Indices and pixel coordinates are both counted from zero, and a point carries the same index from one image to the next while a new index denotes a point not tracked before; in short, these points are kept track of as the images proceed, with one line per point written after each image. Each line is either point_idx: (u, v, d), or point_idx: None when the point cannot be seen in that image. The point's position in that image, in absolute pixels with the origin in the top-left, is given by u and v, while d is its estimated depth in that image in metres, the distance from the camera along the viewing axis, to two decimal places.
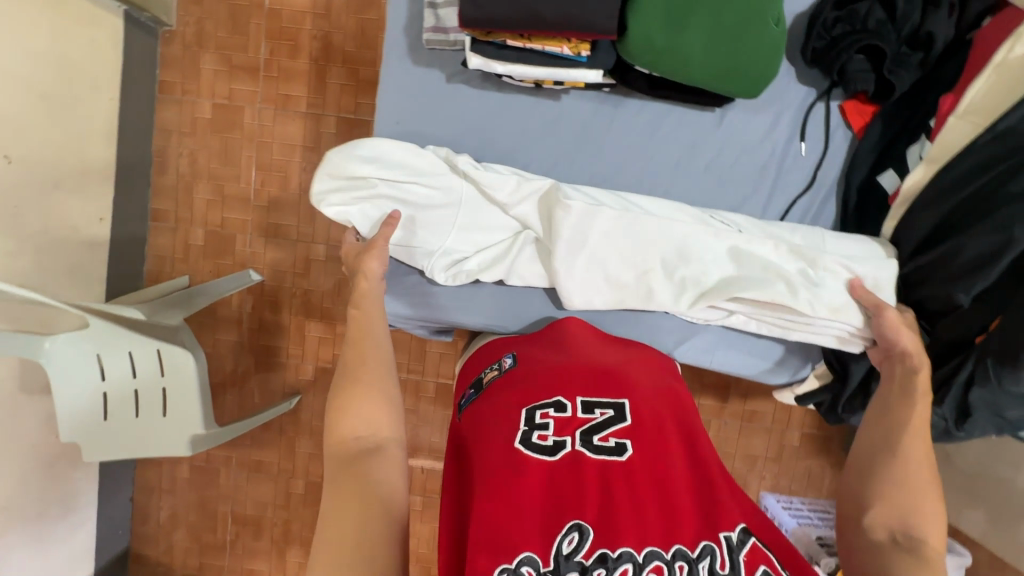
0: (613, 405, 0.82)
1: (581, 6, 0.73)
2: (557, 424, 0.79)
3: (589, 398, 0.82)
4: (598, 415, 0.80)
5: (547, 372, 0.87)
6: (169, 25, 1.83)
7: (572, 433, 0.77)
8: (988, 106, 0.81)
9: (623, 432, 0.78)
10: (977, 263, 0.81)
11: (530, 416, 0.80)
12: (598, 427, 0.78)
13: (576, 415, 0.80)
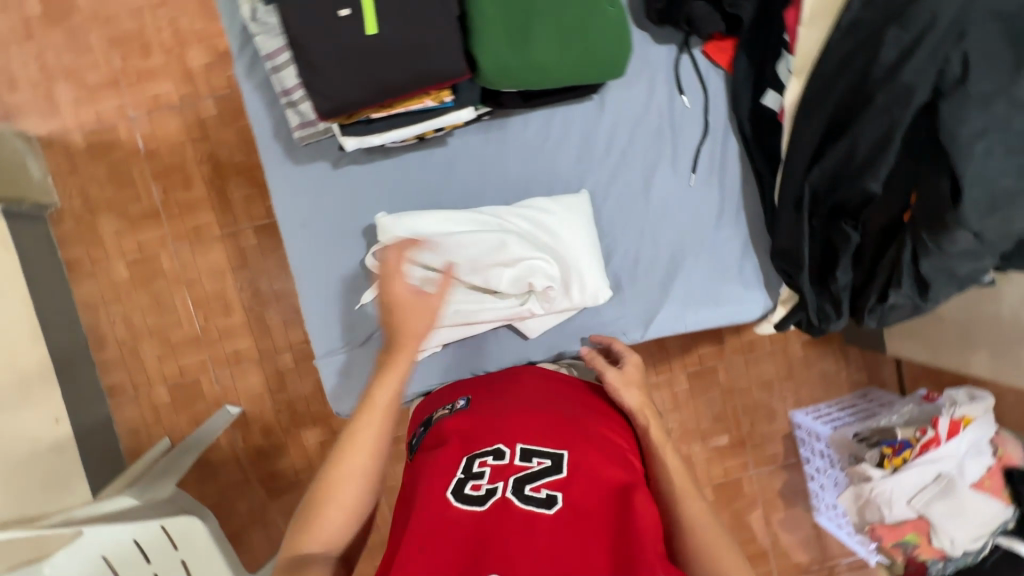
0: (552, 454, 0.76)
1: (426, 60, 0.72)
2: (493, 472, 0.75)
3: (529, 445, 0.78)
4: (536, 463, 0.75)
5: (494, 420, 0.84)
6: (52, 204, 1.77)
7: (506, 480, 0.73)
8: (828, 7, 0.84)
9: (557, 482, 0.72)
10: (876, 148, 0.78)
11: (469, 464, 0.77)
12: (531, 476, 0.73)
13: (512, 462, 0.76)
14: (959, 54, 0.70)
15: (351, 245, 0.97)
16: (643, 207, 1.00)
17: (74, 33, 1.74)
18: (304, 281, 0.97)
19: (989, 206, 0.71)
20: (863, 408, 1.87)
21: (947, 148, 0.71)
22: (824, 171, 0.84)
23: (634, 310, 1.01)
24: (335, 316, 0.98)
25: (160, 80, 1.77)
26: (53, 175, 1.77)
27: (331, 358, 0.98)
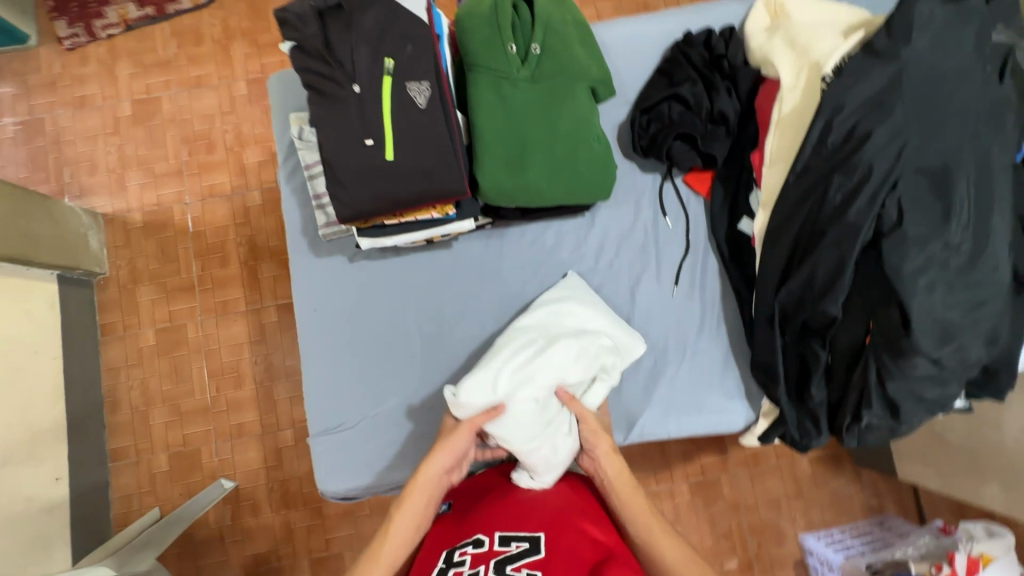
0: (529, 536, 0.80)
1: (427, 177, 0.83)
2: (473, 558, 0.78)
3: (507, 532, 0.81)
4: (513, 547, 0.78)
5: (474, 512, 0.88)
6: (102, 273, 1.95)
7: (486, 566, 0.76)
8: (788, 150, 0.91)
9: (535, 564, 0.75)
10: (831, 278, 0.82)
11: (450, 555, 0.81)
12: (510, 559, 0.77)
13: (491, 549, 0.79)
14: (897, 200, 0.75)
15: (355, 332, 1.06)
16: (627, 314, 1.08)
17: (153, 131, 2.03)
18: (310, 362, 1.05)
19: (940, 335, 0.76)
20: (879, 538, 1.76)
21: (895, 283, 0.75)
22: (790, 294, 0.87)
23: (618, 411, 1.05)
24: (333, 397, 1.04)
25: (217, 172, 2.01)
26: (108, 248, 1.97)
27: (324, 438, 1.03)
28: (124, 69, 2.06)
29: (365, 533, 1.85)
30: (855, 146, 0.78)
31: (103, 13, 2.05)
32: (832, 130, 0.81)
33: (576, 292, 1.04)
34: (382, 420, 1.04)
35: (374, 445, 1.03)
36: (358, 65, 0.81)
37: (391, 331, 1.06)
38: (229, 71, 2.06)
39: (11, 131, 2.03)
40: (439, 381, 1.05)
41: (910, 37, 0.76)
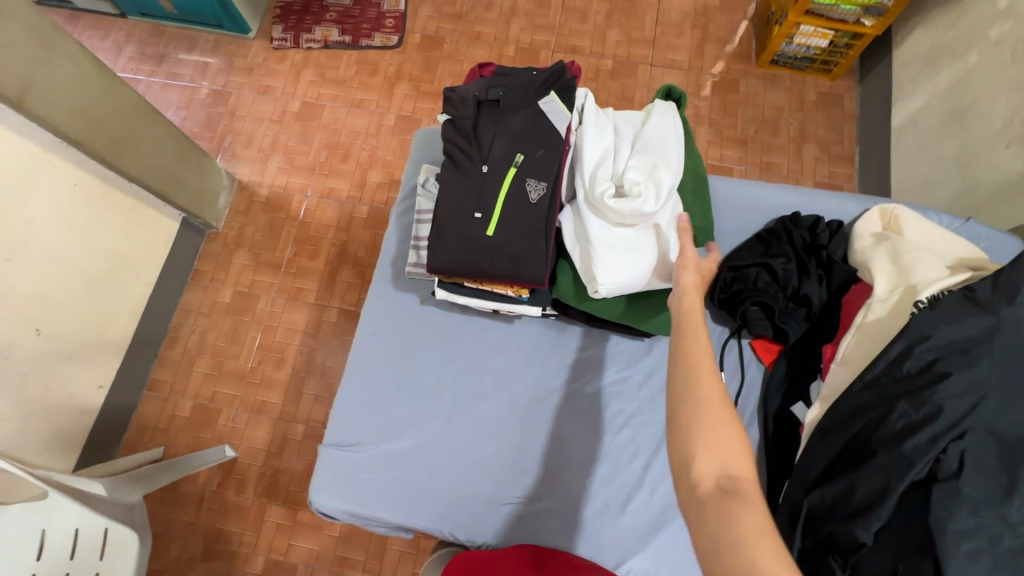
0: None
1: (516, 264, 0.90)
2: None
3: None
4: None
5: None
6: (216, 227, 2.20)
7: None
8: (861, 359, 0.90)
9: None
10: (868, 501, 0.78)
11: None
12: None
13: None
14: (961, 452, 0.72)
15: (400, 366, 1.13)
16: (654, 450, 1.06)
17: (307, 130, 2.34)
18: (350, 377, 1.13)
19: None
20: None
21: (934, 535, 0.70)
22: (822, 499, 0.84)
23: (608, 545, 1.01)
24: (356, 416, 1.10)
25: (341, 180, 2.26)
26: (230, 209, 2.24)
27: (332, 451, 1.08)
28: (308, 76, 2.42)
29: (325, 555, 1.82)
30: (928, 382, 0.77)
31: (312, 30, 2.46)
32: (908, 358, 0.81)
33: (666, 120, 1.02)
34: (389, 456, 1.08)
35: (372, 477, 1.07)
36: (494, 151, 0.93)
37: (429, 377, 1.12)
38: (386, 104, 2.36)
39: (204, 95, 2.42)
40: (453, 440, 1.08)
41: (1015, 298, 0.77)
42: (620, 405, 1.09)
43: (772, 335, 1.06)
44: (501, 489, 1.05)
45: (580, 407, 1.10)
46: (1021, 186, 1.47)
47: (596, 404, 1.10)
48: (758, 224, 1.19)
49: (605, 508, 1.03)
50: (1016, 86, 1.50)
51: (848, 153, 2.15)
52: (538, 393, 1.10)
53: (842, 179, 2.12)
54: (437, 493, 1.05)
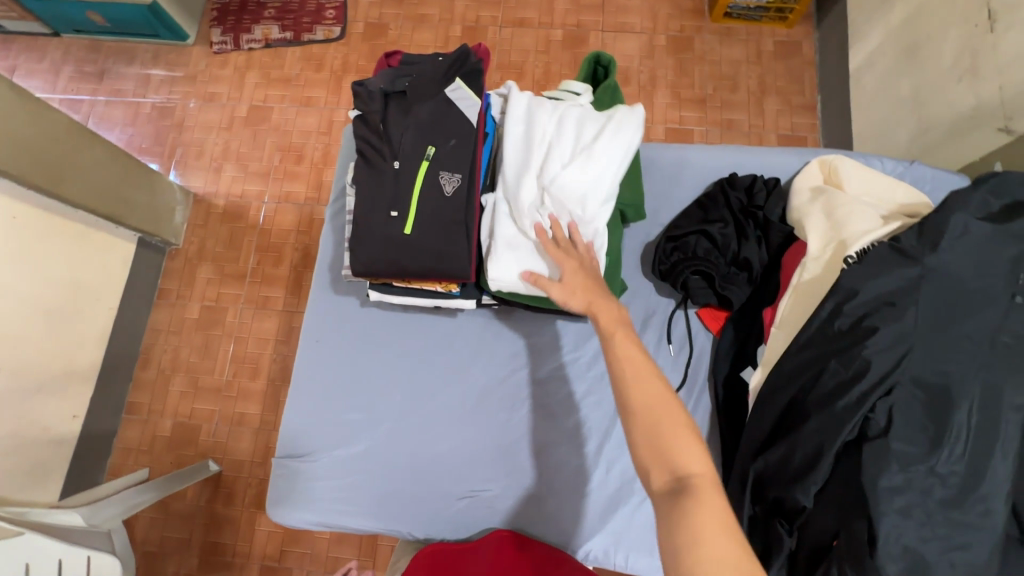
0: None
1: (438, 258, 0.88)
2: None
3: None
4: None
5: None
6: (175, 244, 2.17)
7: None
8: (798, 319, 0.88)
9: None
10: (808, 464, 0.77)
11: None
12: None
13: None
14: (892, 407, 0.71)
15: (346, 371, 1.11)
16: (607, 429, 1.06)
17: (258, 134, 2.29)
18: (298, 386, 1.11)
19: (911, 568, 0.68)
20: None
21: (867, 493, 0.69)
22: (766, 465, 0.83)
23: (568, 527, 1.01)
24: (307, 425, 1.09)
25: (298, 182, 2.22)
26: (188, 223, 2.21)
27: (287, 462, 1.07)
28: (253, 78, 2.36)
29: (319, 557, 1.85)
30: (858, 338, 0.76)
31: (252, 30, 2.38)
32: (840, 316, 0.79)
33: (626, 126, 0.91)
34: (344, 462, 1.07)
35: (328, 484, 1.06)
36: (404, 143, 0.89)
37: (377, 378, 1.10)
38: (336, 99, 2.30)
39: (149, 108, 2.36)
40: (406, 440, 1.07)
41: (939, 244, 0.75)
42: (571, 387, 1.08)
43: (715, 301, 1.03)
44: (459, 483, 1.05)
45: (531, 393, 1.08)
46: (975, 121, 1.43)
47: (546, 389, 1.08)
48: (699, 187, 1.15)
49: (563, 490, 1.03)
50: (964, 17, 1.45)
51: (808, 102, 2.10)
52: (488, 383, 1.09)
53: (804, 129, 2.07)
54: (394, 494, 1.05)
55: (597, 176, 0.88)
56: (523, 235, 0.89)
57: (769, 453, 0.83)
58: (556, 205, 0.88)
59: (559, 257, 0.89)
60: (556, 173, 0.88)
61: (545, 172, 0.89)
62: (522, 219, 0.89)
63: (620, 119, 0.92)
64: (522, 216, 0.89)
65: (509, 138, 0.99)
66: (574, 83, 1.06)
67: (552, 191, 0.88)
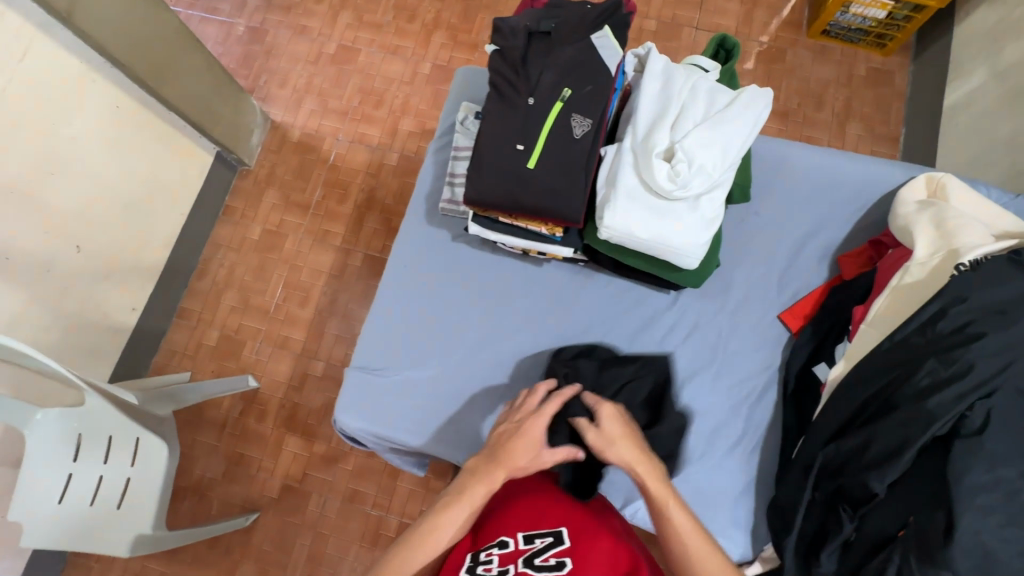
0: (551, 532, 0.87)
1: (554, 200, 0.91)
2: (501, 557, 0.84)
3: (528, 530, 0.88)
4: (538, 542, 0.85)
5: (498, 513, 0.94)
6: (247, 164, 2.23)
7: (515, 560, 0.83)
8: (891, 319, 0.90)
9: (562, 551, 0.83)
10: (886, 454, 0.79)
11: (476, 554, 0.86)
12: (538, 551, 0.84)
13: (518, 548, 0.85)
14: (988, 409, 0.73)
15: (427, 299, 1.14)
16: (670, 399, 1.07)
17: (342, 74, 2.33)
18: (379, 305, 1.15)
19: (980, 564, 0.70)
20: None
21: (949, 487, 0.71)
22: (838, 452, 0.85)
23: (620, 484, 1.04)
24: (384, 343, 1.13)
25: (373, 126, 2.26)
26: (262, 147, 2.26)
27: (359, 373, 1.12)
28: (344, 19, 2.39)
29: (338, 486, 1.89)
30: (960, 341, 0.77)
31: None
32: (944, 318, 0.80)
33: (757, 104, 0.95)
34: (414, 384, 1.11)
35: (394, 402, 1.10)
36: (541, 84, 0.92)
37: (456, 311, 1.14)
38: (423, 52, 2.32)
39: (240, 31, 2.41)
40: (475, 375, 1.11)
41: None
42: (642, 353, 1.10)
43: None
44: None
45: (601, 352, 1.11)
46: None
47: (616, 351, 1.11)
48: (799, 182, 1.16)
49: None
50: None
51: (893, 133, 2.08)
52: (560, 337, 1.12)
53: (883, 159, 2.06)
54: (457, 422, 1.08)
55: (722, 144, 0.92)
56: (641, 186, 0.93)
57: (841, 441, 0.85)
58: (682, 163, 0.91)
59: (673, 215, 0.93)
60: (684, 135, 0.92)
61: (673, 133, 0.93)
62: (643, 171, 0.92)
63: (751, 96, 0.95)
64: (643, 168, 0.92)
65: (633, 97, 1.01)
66: (701, 58, 1.08)
67: (679, 150, 0.91)
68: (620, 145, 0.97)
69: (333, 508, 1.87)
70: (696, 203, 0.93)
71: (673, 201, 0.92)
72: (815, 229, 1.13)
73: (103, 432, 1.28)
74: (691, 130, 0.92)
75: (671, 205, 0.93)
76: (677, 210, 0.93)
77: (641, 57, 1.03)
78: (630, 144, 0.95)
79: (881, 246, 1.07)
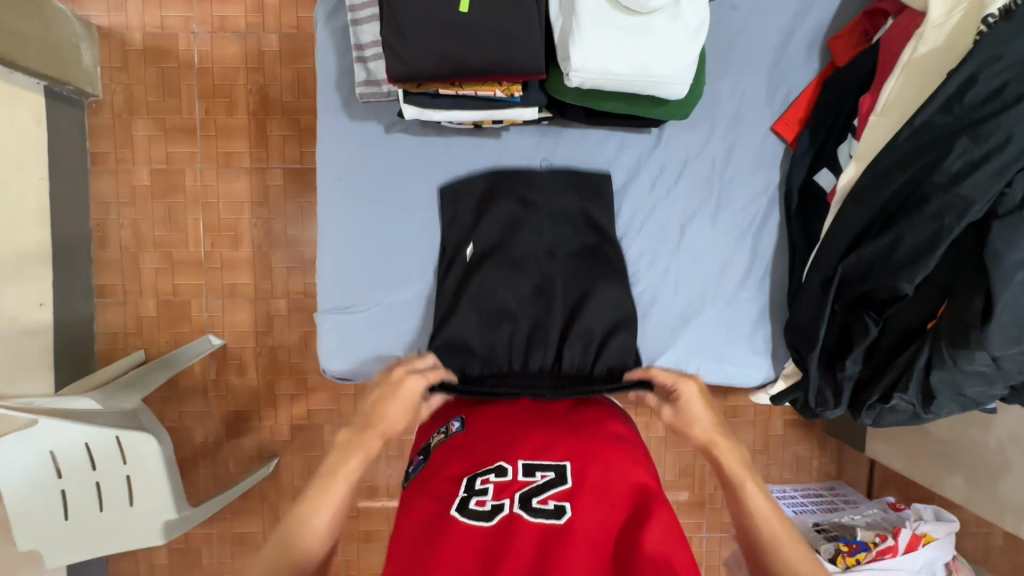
0: (554, 465, 0.70)
1: (506, 50, 0.70)
2: (497, 488, 0.67)
3: (530, 460, 0.71)
4: (538, 477, 0.68)
5: (499, 426, 0.77)
6: (95, 95, 1.77)
7: (510, 494, 0.66)
8: (908, 101, 0.79)
9: (563, 492, 0.66)
10: (916, 252, 0.75)
11: (470, 483, 0.69)
12: (536, 487, 0.67)
13: (516, 477, 0.69)
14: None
15: (384, 212, 0.96)
16: (674, 248, 0.99)
17: None
18: (327, 232, 0.95)
19: (1013, 335, 0.70)
20: (824, 500, 1.52)
21: (988, 270, 0.68)
22: (861, 261, 0.81)
23: (638, 347, 1.00)
24: (346, 274, 0.96)
25: (232, 3, 1.77)
26: (102, 67, 1.77)
27: (332, 315, 0.96)
28: None
29: (347, 410, 1.85)
30: (994, 109, 0.68)
31: None
32: (973, 87, 0.70)
33: None
34: (397, 308, 0.97)
35: (383, 334, 0.97)
36: None
37: (420, 220, 0.96)
38: None
39: None
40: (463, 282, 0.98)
41: None
42: (636, 207, 0.98)
43: (915, 211, 0.74)
44: None
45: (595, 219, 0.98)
46: None
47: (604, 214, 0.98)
48: None
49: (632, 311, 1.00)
50: None
51: None
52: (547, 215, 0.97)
53: None
54: None
55: None
56: (606, 9, 0.73)
57: (863, 249, 0.80)
58: None
59: (651, 36, 0.74)
60: None
61: None
62: None
63: None
64: None
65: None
66: None
67: None
68: None
69: None
70: (676, 12, 0.74)
71: (649, 18, 0.74)
72: (802, 13, 0.96)
73: (81, 441, 1.14)
74: None
75: (646, 24, 0.74)
76: (655, 29, 0.74)
77: None
78: None
79: (877, 16, 0.92)
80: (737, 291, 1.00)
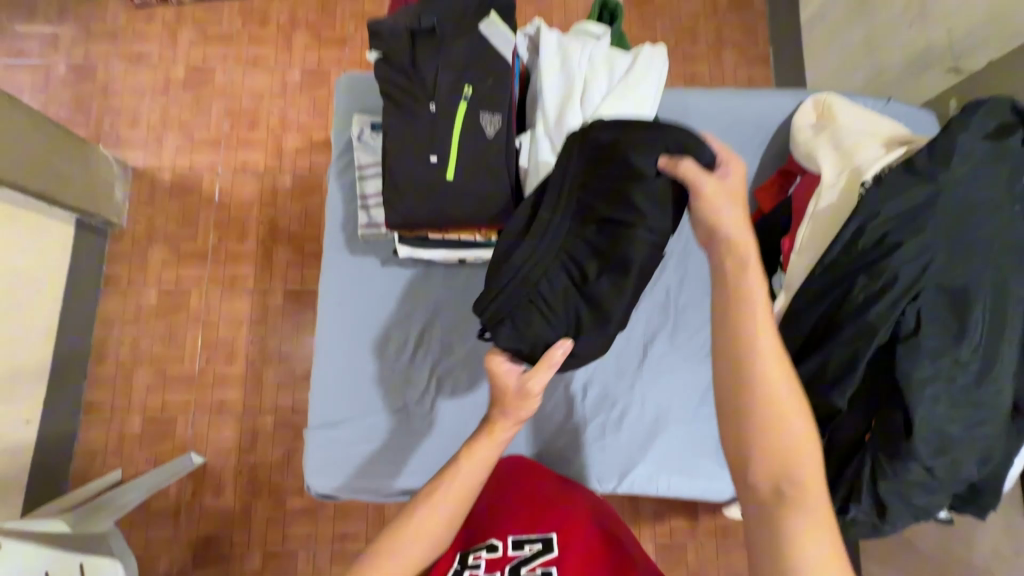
0: (540, 538, 0.85)
1: (483, 207, 0.86)
2: (490, 562, 0.83)
3: (518, 535, 0.86)
4: (526, 550, 0.83)
5: (491, 506, 0.93)
6: (119, 224, 1.96)
7: (503, 568, 0.82)
8: (818, 243, 0.95)
9: (549, 560, 0.81)
10: (841, 373, 0.85)
11: (467, 556, 0.85)
12: (525, 559, 0.82)
13: (506, 552, 0.84)
14: (914, 313, 0.80)
15: (376, 335, 1.06)
16: (637, 368, 1.09)
17: (201, 99, 2.07)
18: (323, 353, 1.05)
19: (935, 446, 0.79)
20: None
21: (903, 388, 0.78)
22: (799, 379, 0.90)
23: (610, 462, 1.06)
24: (337, 392, 1.04)
25: (254, 151, 2.05)
26: (130, 201, 1.99)
27: (320, 432, 1.02)
28: (186, 36, 2.11)
29: (324, 535, 1.78)
30: (883, 253, 0.83)
31: None
32: (862, 235, 0.86)
33: (660, 62, 0.96)
34: (382, 426, 1.04)
35: (368, 451, 1.03)
36: (439, 86, 0.84)
37: (407, 343, 1.07)
38: (287, 58, 2.11)
39: (62, 72, 2.04)
40: (445, 403, 1.05)
41: (950, 162, 0.83)
42: None
43: (836, 336, 0.86)
44: None
45: None
46: (923, 63, 1.51)
47: None
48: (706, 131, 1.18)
49: (603, 426, 1.07)
50: None
51: (764, 53, 2.16)
52: None
53: (761, 80, 2.13)
54: (441, 454, 1.04)
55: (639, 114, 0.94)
56: None
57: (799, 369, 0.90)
58: None
59: None
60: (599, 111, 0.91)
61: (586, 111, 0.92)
62: None
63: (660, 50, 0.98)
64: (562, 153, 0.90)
65: (533, 80, 0.98)
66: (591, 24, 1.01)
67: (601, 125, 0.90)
68: (533, 133, 0.95)
69: (325, 557, 1.77)
70: None
71: None
72: None
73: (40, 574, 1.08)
74: (603, 103, 0.92)
75: None
76: None
77: (531, 36, 0.99)
78: (546, 130, 0.93)
79: (789, 175, 1.13)
80: (699, 409, 1.08)
